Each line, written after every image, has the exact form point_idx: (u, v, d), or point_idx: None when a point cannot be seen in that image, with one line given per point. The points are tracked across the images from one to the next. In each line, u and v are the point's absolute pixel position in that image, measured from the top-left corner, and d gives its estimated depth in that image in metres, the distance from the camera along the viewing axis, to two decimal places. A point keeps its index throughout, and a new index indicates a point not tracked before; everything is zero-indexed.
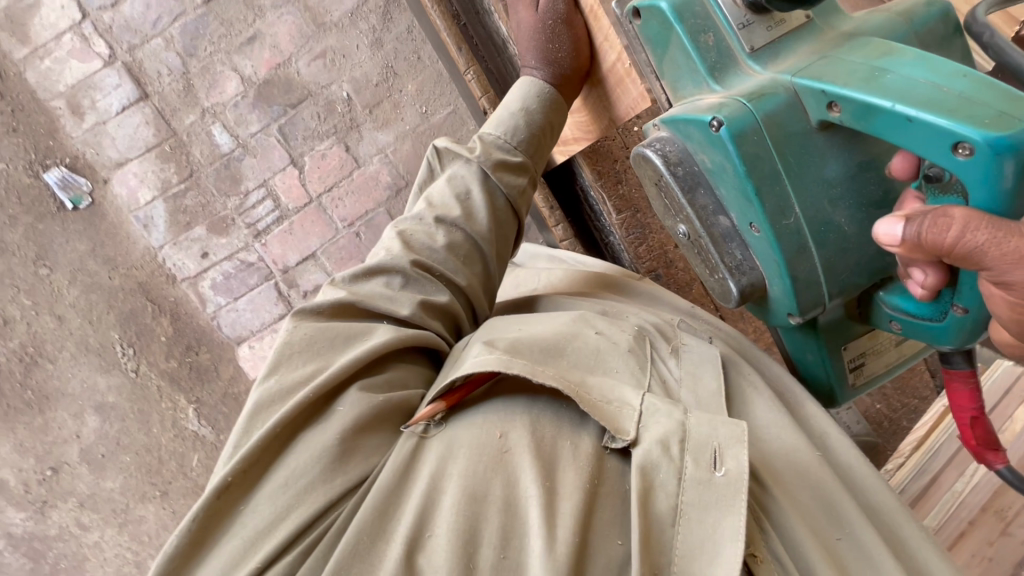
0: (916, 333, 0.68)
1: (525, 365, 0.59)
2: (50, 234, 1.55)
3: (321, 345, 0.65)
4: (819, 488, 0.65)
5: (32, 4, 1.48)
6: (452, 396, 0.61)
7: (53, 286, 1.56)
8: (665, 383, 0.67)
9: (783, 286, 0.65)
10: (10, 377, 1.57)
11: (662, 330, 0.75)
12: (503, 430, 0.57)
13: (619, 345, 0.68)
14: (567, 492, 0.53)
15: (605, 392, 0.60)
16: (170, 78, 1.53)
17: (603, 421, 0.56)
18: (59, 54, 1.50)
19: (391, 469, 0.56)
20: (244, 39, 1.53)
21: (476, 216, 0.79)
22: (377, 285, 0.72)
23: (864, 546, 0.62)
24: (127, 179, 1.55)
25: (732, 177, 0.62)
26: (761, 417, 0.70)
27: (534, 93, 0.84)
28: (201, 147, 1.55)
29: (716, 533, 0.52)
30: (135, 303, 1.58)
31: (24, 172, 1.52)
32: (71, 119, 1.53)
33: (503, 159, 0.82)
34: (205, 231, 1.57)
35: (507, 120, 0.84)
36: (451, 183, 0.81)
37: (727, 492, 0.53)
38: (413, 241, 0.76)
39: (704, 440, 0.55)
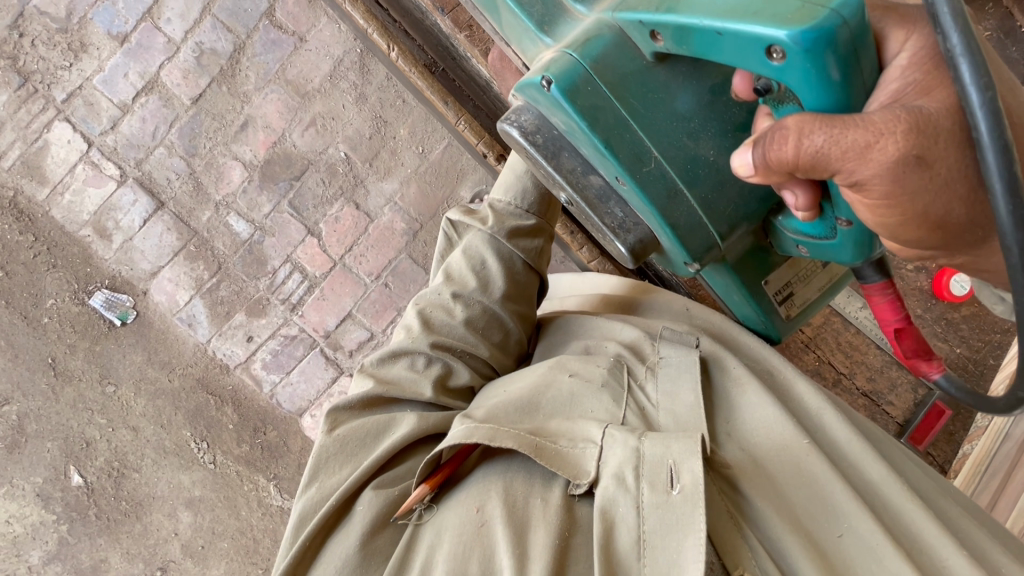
0: (822, 253, 0.64)
1: (487, 430, 0.66)
2: (108, 353, 1.63)
3: (352, 446, 0.73)
4: (809, 482, 0.67)
5: (42, 145, 1.56)
6: (436, 476, 0.69)
7: (121, 401, 1.64)
8: (643, 412, 0.72)
9: (669, 238, 0.62)
10: (104, 493, 1.66)
11: (636, 351, 0.79)
12: (479, 504, 0.64)
13: (592, 382, 0.74)
14: (537, 553, 0.59)
15: (571, 437, 0.66)
16: (179, 181, 1.58)
17: (563, 472, 0.63)
18: (76, 185, 1.57)
19: (392, 563, 0.64)
20: (237, 127, 1.57)
21: (492, 284, 0.82)
22: (403, 367, 0.79)
23: (861, 538, 0.63)
24: (163, 286, 1.61)
25: (581, 135, 0.59)
26: (757, 413, 0.72)
27: None
28: (223, 239, 1.60)
29: (678, 556, 0.55)
30: (198, 399, 1.65)
31: (72, 301, 1.60)
32: (101, 243, 1.60)
33: (516, 226, 0.84)
34: (245, 316, 1.62)
35: (514, 184, 0.86)
36: (467, 255, 0.83)
37: (684, 508, 0.57)
38: (433, 320, 0.80)
39: (658, 462, 0.60)
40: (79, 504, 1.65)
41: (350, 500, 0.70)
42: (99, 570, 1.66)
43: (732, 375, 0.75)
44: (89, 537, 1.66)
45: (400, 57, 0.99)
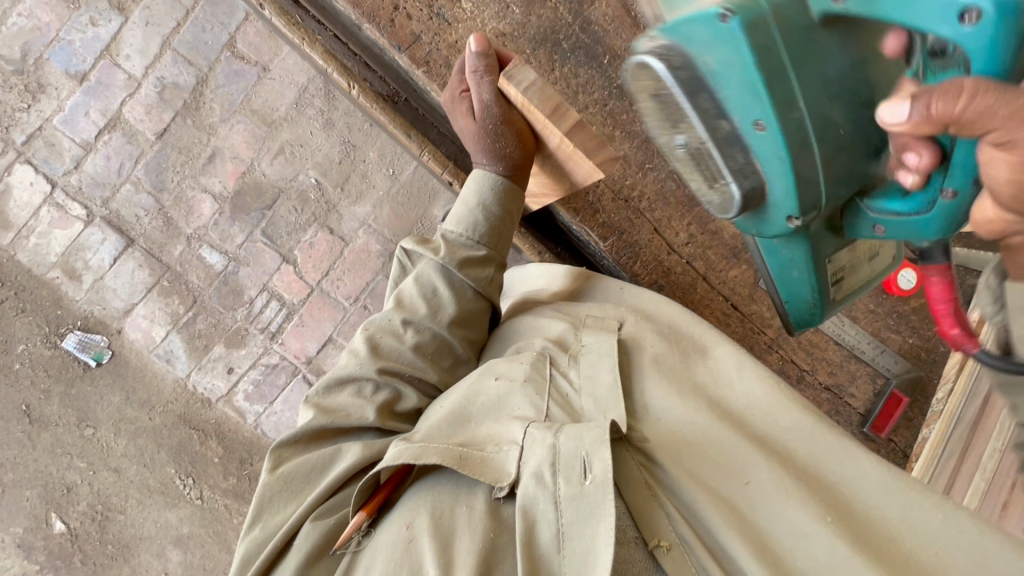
0: (901, 231, 0.64)
1: (416, 449, 0.70)
2: (84, 395, 1.60)
3: (296, 483, 0.77)
4: (712, 445, 0.72)
5: (4, 190, 1.53)
6: (372, 502, 0.72)
7: (101, 442, 1.62)
8: (566, 400, 0.78)
9: (772, 135, 0.58)
10: (89, 538, 1.62)
11: (563, 342, 0.85)
12: (409, 520, 0.67)
13: (517, 381, 0.78)
14: (462, 561, 0.62)
15: (496, 442, 0.71)
16: (148, 217, 1.57)
17: (483, 477, 0.67)
18: (42, 228, 1.55)
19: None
20: (205, 159, 1.56)
21: (442, 310, 0.87)
22: (347, 394, 0.82)
23: (764, 486, 0.67)
24: (138, 323, 1.59)
25: (736, 74, 0.56)
26: (671, 391, 0.79)
27: (487, 186, 0.90)
28: (197, 272, 1.59)
29: (593, 542, 0.60)
30: (181, 435, 1.63)
31: (44, 346, 1.57)
32: (70, 285, 1.57)
33: (467, 256, 0.88)
34: (224, 347, 1.62)
35: (466, 216, 0.90)
36: (419, 283, 0.88)
37: (596, 497, 0.61)
38: (382, 346, 0.84)
39: (572, 455, 0.63)
40: (63, 551, 1.62)
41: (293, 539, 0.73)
42: None
43: (649, 359, 0.83)
44: None
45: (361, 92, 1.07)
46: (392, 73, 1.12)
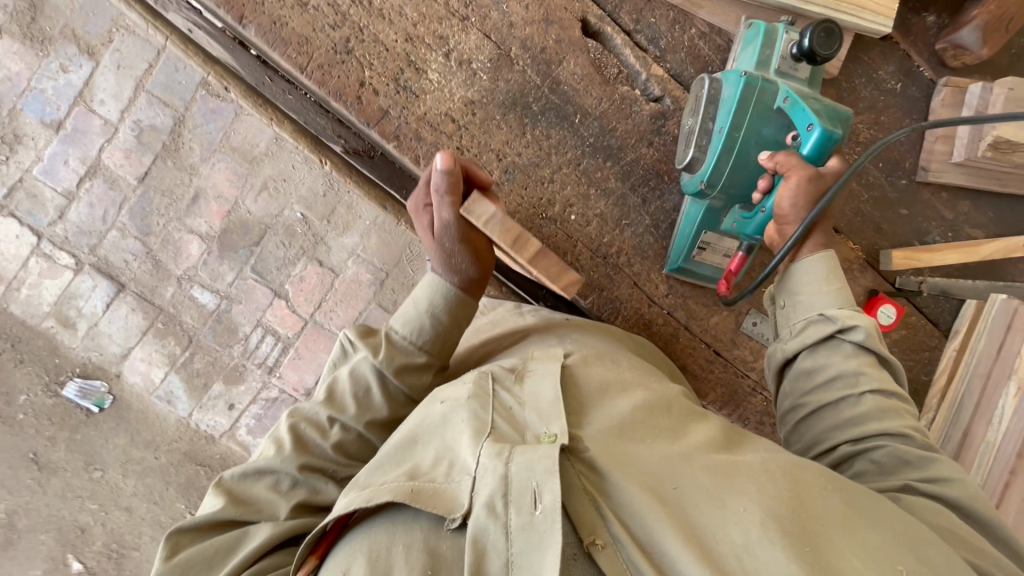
0: (738, 224, 1.02)
1: (367, 491, 0.74)
2: (89, 439, 1.63)
3: (196, 568, 0.79)
4: (645, 445, 0.76)
5: None
6: (320, 548, 0.77)
7: (110, 483, 1.65)
8: (510, 414, 0.79)
9: (716, 144, 0.97)
10: (108, 574, 1.67)
11: (511, 366, 0.90)
12: (347, 565, 0.70)
13: (461, 399, 0.82)
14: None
15: (448, 471, 0.74)
16: (136, 261, 1.57)
17: (437, 509, 0.69)
18: (32, 279, 1.55)
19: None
20: (189, 200, 1.55)
21: (374, 407, 0.93)
22: (263, 485, 0.86)
23: (693, 480, 0.71)
24: (136, 366, 1.61)
25: (723, 104, 0.98)
26: (610, 404, 0.83)
27: (438, 292, 0.96)
28: (190, 312, 1.60)
29: (540, 572, 0.62)
30: (188, 471, 1.67)
31: (45, 394, 1.59)
32: (65, 333, 1.58)
33: (404, 362, 0.94)
34: (223, 385, 1.63)
35: (410, 319, 0.96)
36: (354, 378, 0.93)
37: (546, 524, 0.64)
38: (306, 439, 0.89)
39: (524, 485, 0.67)
40: None
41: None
42: None
43: (587, 378, 0.88)
44: None
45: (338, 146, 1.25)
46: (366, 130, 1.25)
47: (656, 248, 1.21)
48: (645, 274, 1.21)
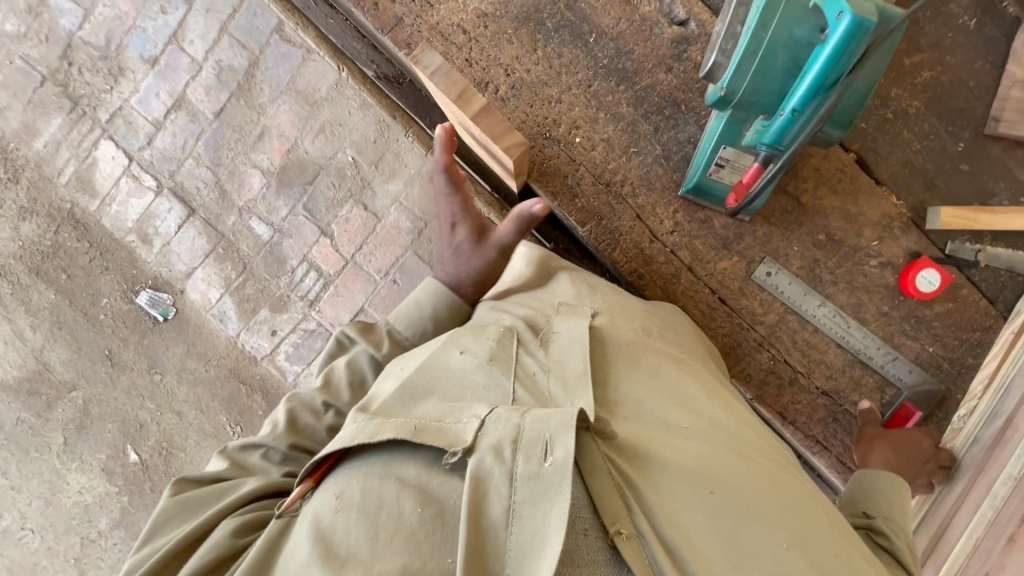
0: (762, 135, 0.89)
1: (377, 424, 0.70)
2: (154, 346, 1.82)
3: (194, 505, 0.80)
4: (676, 443, 0.73)
5: (92, 162, 1.75)
6: (319, 472, 0.73)
7: (167, 387, 1.84)
8: (533, 381, 0.77)
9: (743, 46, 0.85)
10: (157, 469, 1.87)
11: (534, 326, 0.87)
12: (342, 488, 0.67)
13: (482, 359, 0.79)
14: (395, 530, 0.62)
15: (453, 415, 0.70)
16: (207, 189, 1.73)
17: (439, 443, 0.65)
18: (121, 196, 1.76)
19: (256, 550, 0.68)
20: (256, 137, 1.68)
21: (366, 389, 0.95)
22: (258, 457, 0.86)
23: (725, 493, 0.69)
24: (198, 285, 1.78)
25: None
26: (644, 393, 0.78)
27: (433, 291, 1.04)
28: (247, 241, 1.74)
29: (545, 523, 0.59)
30: (231, 387, 1.82)
31: (122, 301, 1.80)
32: (143, 248, 1.78)
33: (407, 354, 0.99)
34: (268, 312, 1.76)
35: (408, 315, 1.02)
36: (351, 370, 0.95)
37: (552, 478, 0.60)
38: (299, 418, 0.88)
39: (535, 434, 0.63)
40: (138, 478, 1.88)
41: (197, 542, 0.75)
42: None
43: (624, 359, 0.83)
44: (147, 507, 1.89)
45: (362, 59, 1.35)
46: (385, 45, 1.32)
47: (665, 181, 1.18)
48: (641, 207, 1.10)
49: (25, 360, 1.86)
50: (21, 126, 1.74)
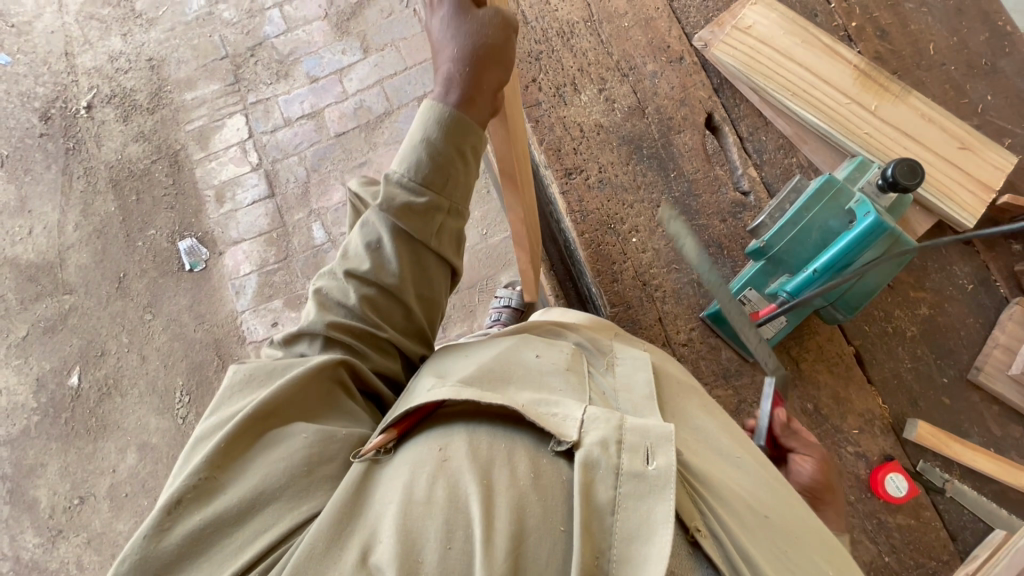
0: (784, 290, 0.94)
1: (473, 392, 0.59)
2: (165, 288, 1.87)
3: (259, 380, 0.67)
4: (734, 467, 0.64)
5: (219, 126, 2.01)
6: (405, 422, 0.60)
7: (149, 329, 1.84)
8: (603, 398, 0.66)
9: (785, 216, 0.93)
10: (85, 403, 1.79)
11: (595, 348, 0.77)
12: (442, 444, 0.56)
13: (559, 365, 0.68)
14: (504, 490, 0.51)
15: (547, 404, 0.59)
16: (294, 184, 1.94)
17: (544, 426, 0.55)
18: (223, 159, 1.98)
19: (342, 491, 0.55)
20: (357, 164, 1.93)
21: (387, 267, 0.73)
22: (303, 349, 0.73)
23: (789, 523, 0.60)
24: (236, 254, 1.89)
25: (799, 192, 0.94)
26: (704, 418, 0.69)
27: (435, 125, 0.71)
28: (301, 238, 1.89)
29: (650, 519, 0.50)
30: (205, 356, 1.81)
31: (166, 238, 1.91)
32: (213, 205, 1.94)
33: (408, 202, 0.71)
34: (281, 304, 1.83)
35: (408, 155, 0.72)
36: (363, 231, 0.73)
37: (660, 485, 0.51)
38: (328, 300, 0.74)
39: (637, 439, 0.54)
40: (61, 403, 1.79)
41: (263, 424, 0.62)
42: (33, 472, 1.73)
43: (679, 403, 0.71)
44: (47, 438, 1.76)
45: None
46: None
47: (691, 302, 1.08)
48: (673, 314, 1.06)
49: (47, 250, 1.93)
50: (185, 78, 2.06)
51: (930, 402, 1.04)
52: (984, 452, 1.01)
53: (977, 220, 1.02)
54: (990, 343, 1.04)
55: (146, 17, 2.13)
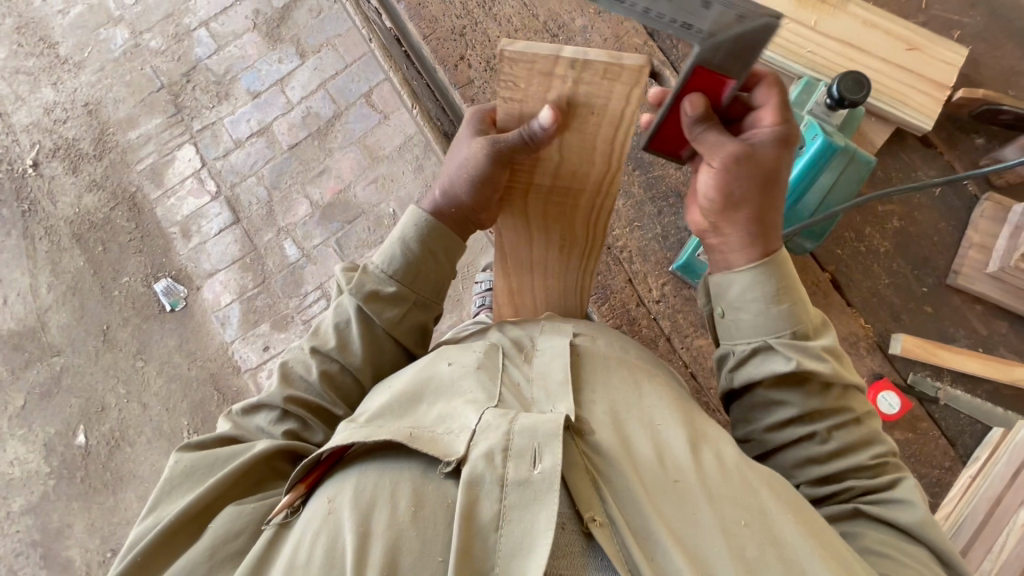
0: None
1: (368, 431, 0.63)
2: (150, 332, 1.86)
3: (199, 473, 0.73)
4: (653, 435, 0.64)
5: (170, 159, 1.96)
6: (311, 476, 0.65)
7: (143, 376, 1.84)
8: (517, 390, 0.69)
9: None
10: (97, 459, 1.79)
11: (522, 338, 0.78)
12: (332, 495, 0.60)
13: (469, 368, 0.71)
14: (381, 532, 0.55)
15: (444, 425, 0.63)
16: (257, 205, 1.90)
17: (430, 452, 0.59)
18: (181, 193, 1.94)
19: (250, 560, 0.59)
20: (316, 173, 1.89)
21: (350, 345, 0.83)
22: (260, 419, 0.80)
23: (702, 481, 0.60)
24: (214, 286, 1.87)
25: None
26: (630, 388, 0.70)
27: (411, 224, 0.85)
28: (275, 258, 1.86)
29: (532, 528, 0.54)
30: (204, 392, 1.81)
31: (141, 283, 1.89)
32: (181, 241, 1.91)
33: (374, 289, 0.83)
34: (269, 327, 1.82)
35: (387, 250, 0.85)
36: (335, 312, 0.84)
37: (541, 489, 0.55)
38: (291, 374, 0.82)
39: (524, 445, 0.58)
40: (74, 463, 1.80)
41: (199, 520, 0.69)
42: (62, 534, 1.75)
43: (602, 376, 0.71)
44: (68, 498, 1.77)
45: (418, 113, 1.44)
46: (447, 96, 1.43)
47: (659, 257, 1.15)
48: (642, 274, 1.15)
49: (26, 315, 1.91)
50: (125, 118, 2.00)
51: (914, 316, 1.09)
52: (973, 354, 1.06)
53: (933, 119, 1.05)
54: (964, 245, 1.07)
55: (72, 61, 2.06)
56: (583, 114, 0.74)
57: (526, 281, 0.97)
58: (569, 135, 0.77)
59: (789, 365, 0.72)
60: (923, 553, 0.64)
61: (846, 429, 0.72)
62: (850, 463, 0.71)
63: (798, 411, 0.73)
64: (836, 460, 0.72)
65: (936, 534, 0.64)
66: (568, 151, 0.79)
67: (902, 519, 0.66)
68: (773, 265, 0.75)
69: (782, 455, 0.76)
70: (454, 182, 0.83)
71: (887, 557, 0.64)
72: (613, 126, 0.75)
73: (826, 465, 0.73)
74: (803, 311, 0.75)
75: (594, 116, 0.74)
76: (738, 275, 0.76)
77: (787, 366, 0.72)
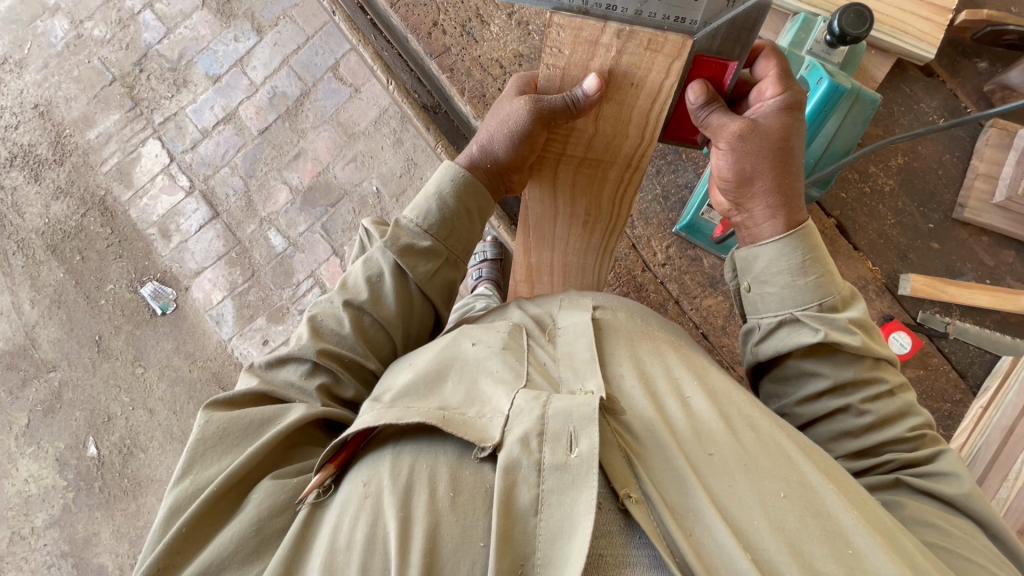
0: None
1: (400, 412, 0.62)
2: (145, 337, 1.83)
3: (233, 438, 0.69)
4: (689, 412, 0.64)
5: (135, 157, 1.87)
6: (341, 456, 0.64)
7: (145, 381, 1.81)
8: (543, 369, 0.69)
9: None
10: (112, 468, 1.80)
11: (540, 320, 0.77)
12: (368, 479, 0.60)
13: (494, 348, 0.70)
14: (422, 521, 0.54)
15: (477, 409, 0.62)
16: (235, 197, 1.83)
17: (466, 436, 0.58)
18: (153, 192, 1.86)
19: (287, 544, 0.58)
20: (292, 157, 1.81)
21: (385, 300, 0.80)
22: (290, 372, 0.76)
23: (740, 456, 0.60)
24: (204, 284, 1.82)
25: None
26: (661, 364, 0.70)
27: (449, 177, 0.83)
28: (261, 250, 1.81)
29: (572, 510, 0.53)
30: (209, 392, 1.78)
31: (126, 288, 1.84)
32: (161, 241, 1.85)
33: (411, 243, 0.80)
34: (265, 320, 1.78)
35: (421, 204, 0.83)
36: (367, 267, 0.81)
37: (581, 471, 0.55)
38: (322, 326, 0.78)
39: (560, 427, 0.57)
40: (89, 474, 1.80)
41: (240, 487, 0.66)
42: (89, 543, 1.77)
43: (631, 353, 0.70)
44: (89, 509, 1.78)
45: (396, 86, 1.33)
46: (423, 66, 1.37)
47: (662, 218, 1.16)
48: (646, 237, 1.16)
49: (14, 334, 1.87)
50: (80, 117, 1.89)
51: (920, 252, 1.12)
52: (979, 287, 1.08)
53: (936, 46, 1.05)
54: (971, 175, 1.10)
55: (13, 60, 1.93)
56: (623, 85, 0.76)
57: (543, 254, 0.98)
58: (608, 105, 0.78)
59: (815, 336, 0.71)
60: (962, 521, 0.65)
61: (882, 401, 0.72)
62: (889, 436, 0.71)
63: (831, 382, 0.72)
64: (872, 433, 0.72)
65: (978, 503, 0.65)
66: (603, 121, 0.81)
67: (946, 490, 0.66)
68: (801, 236, 0.73)
69: (816, 427, 0.76)
70: (493, 140, 0.82)
71: (931, 526, 0.65)
72: (651, 100, 0.76)
73: (863, 438, 0.73)
74: (830, 283, 0.73)
75: (634, 86, 0.75)
76: (764, 248, 0.75)
77: (812, 337, 0.71)
